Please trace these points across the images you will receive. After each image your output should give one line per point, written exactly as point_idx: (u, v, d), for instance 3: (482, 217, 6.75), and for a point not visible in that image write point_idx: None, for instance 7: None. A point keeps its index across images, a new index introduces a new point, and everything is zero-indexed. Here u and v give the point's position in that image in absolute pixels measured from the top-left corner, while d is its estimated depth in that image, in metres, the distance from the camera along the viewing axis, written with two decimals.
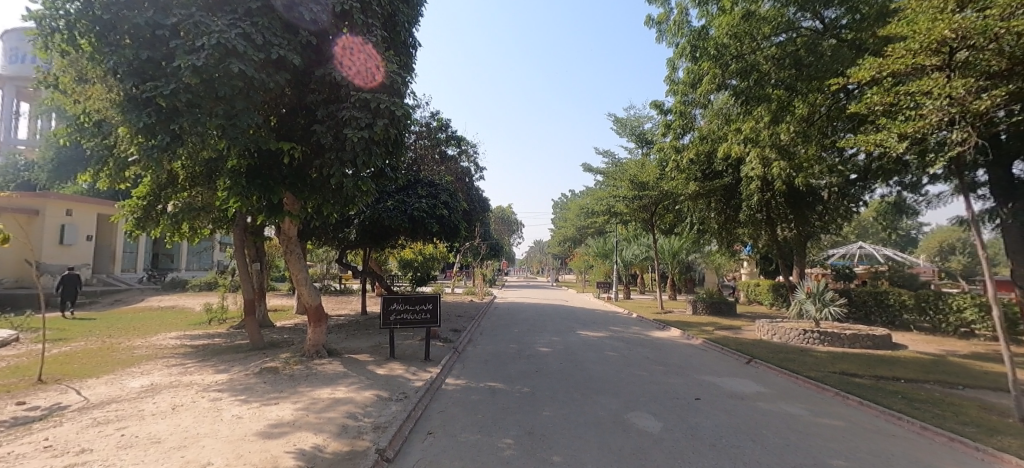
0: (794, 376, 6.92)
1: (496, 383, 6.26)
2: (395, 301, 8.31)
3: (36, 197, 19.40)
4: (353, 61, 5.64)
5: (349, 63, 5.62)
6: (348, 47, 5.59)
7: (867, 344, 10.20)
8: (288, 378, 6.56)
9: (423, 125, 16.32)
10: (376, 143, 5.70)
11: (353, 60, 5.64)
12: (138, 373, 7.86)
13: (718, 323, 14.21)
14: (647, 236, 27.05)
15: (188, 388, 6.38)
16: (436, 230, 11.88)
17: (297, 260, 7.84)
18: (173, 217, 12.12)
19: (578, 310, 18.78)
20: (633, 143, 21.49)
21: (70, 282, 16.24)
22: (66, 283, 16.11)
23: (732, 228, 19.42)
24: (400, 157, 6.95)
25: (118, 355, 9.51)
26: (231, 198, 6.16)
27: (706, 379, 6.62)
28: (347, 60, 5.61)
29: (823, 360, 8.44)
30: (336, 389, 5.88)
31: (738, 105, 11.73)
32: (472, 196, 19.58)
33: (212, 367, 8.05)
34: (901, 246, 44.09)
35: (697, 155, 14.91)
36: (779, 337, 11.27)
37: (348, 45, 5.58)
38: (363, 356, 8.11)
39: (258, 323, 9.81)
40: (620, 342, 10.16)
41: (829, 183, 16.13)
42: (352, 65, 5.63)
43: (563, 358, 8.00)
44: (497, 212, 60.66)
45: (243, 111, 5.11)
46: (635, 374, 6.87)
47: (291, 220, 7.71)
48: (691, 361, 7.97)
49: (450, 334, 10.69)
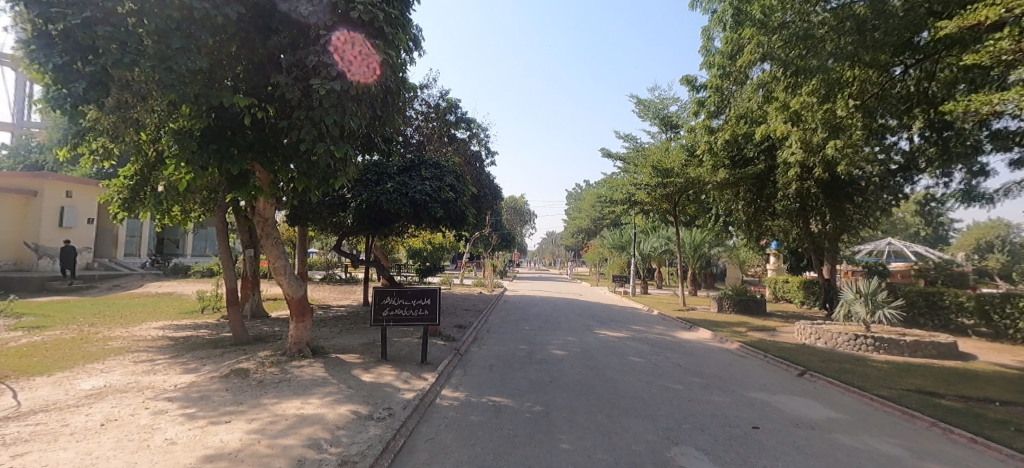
0: (864, 396, 5.72)
1: (500, 398, 5.15)
2: (389, 294, 7.25)
3: (35, 178, 18.76)
4: (352, 55, 4.45)
5: (350, 59, 4.44)
6: (344, 41, 4.40)
7: (930, 353, 8.88)
8: (255, 385, 5.51)
9: (430, 104, 15.29)
10: (350, 95, 4.61)
11: (352, 53, 4.46)
12: (98, 370, 6.91)
13: (749, 324, 12.88)
14: (667, 228, 25.70)
15: (138, 394, 5.39)
16: (440, 216, 10.74)
17: (274, 246, 6.73)
18: (162, 200, 11.18)
19: (595, 306, 17.61)
20: (657, 127, 19.91)
21: (69, 256, 17.57)
22: (64, 257, 17.35)
23: (763, 219, 18.09)
24: (391, 125, 5.85)
25: (88, 347, 8.63)
26: (184, 169, 5.12)
27: (759, 398, 5.43)
28: (346, 54, 4.42)
29: (889, 373, 7.15)
30: (305, 403, 4.80)
31: (787, 76, 9.78)
32: (482, 182, 18.42)
33: (180, 366, 7.06)
34: (932, 243, 41.89)
35: (731, 137, 13.62)
36: (824, 341, 10.00)
37: (346, 41, 4.41)
38: (351, 357, 7.07)
39: (242, 316, 8.80)
40: (644, 344, 8.97)
41: (868, 172, 14.81)
42: (352, 62, 4.46)
43: (580, 365, 6.86)
44: (510, 202, 59.22)
45: (179, 52, 4.00)
46: (669, 388, 5.71)
47: (267, 201, 6.64)
48: (732, 371, 6.79)
49: (455, 332, 9.62)
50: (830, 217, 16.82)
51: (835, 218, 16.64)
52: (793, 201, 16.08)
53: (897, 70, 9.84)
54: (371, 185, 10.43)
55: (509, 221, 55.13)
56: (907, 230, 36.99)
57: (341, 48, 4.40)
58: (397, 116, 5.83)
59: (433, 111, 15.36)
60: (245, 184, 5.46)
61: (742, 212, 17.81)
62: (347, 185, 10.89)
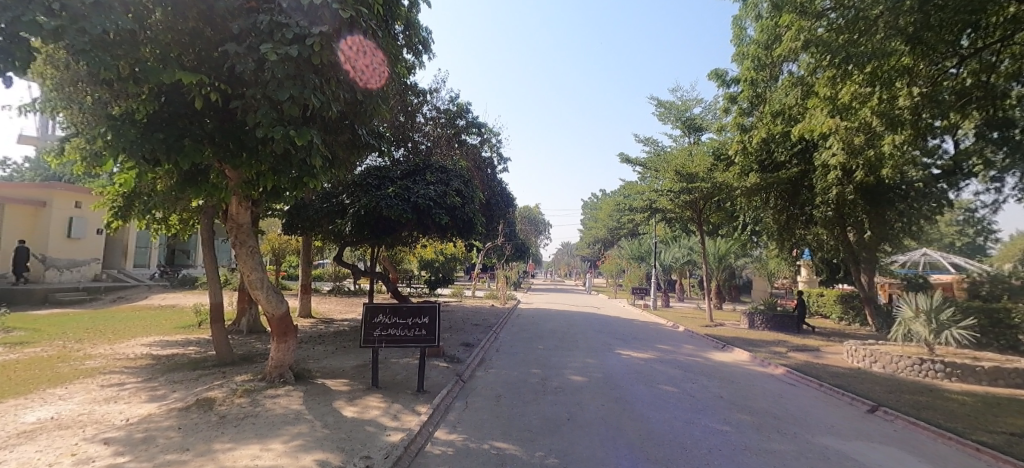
0: (970, 445, 4.54)
1: (506, 445, 4.14)
2: (381, 312, 6.35)
3: (43, 188, 18.53)
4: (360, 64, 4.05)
5: (358, 69, 4.07)
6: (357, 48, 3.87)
7: (1013, 382, 7.64)
8: (213, 422, 4.60)
9: (439, 108, 14.53)
10: (315, 68, 3.71)
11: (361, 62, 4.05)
12: (54, 398, 6.10)
13: (789, 343, 11.64)
14: (690, 237, 24.55)
15: (75, 433, 4.52)
16: (445, 223, 9.81)
17: (248, 256, 5.87)
18: (155, 209, 10.48)
19: (615, 321, 16.53)
20: (679, 130, 18.77)
21: (22, 258, 16.46)
22: (18, 257, 16.26)
23: (796, 227, 16.76)
24: (377, 116, 4.99)
25: (61, 367, 7.89)
26: (124, 162, 4.26)
27: (833, 449, 4.35)
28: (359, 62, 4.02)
29: (978, 410, 5.95)
30: (263, 451, 3.87)
31: (825, 68, 8.62)
32: (495, 190, 17.49)
33: (146, 392, 6.22)
34: (969, 254, 39.70)
35: (765, 138, 12.49)
36: (881, 366, 8.80)
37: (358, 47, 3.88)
38: (338, 384, 6.15)
39: (226, 333, 7.97)
40: (674, 368, 7.89)
41: (914, 176, 13.50)
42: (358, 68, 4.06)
43: (603, 396, 5.81)
44: (524, 211, 58.42)
45: (94, 10, 3.17)
46: (716, 432, 4.65)
47: (240, 203, 5.80)
48: (789, 407, 5.66)
49: (461, 352, 8.69)
50: (871, 227, 15.45)
51: (876, 227, 15.29)
52: (831, 208, 14.82)
53: (954, 62, 8.74)
54: (372, 190, 9.72)
55: (523, 230, 54.05)
56: (943, 240, 35.14)
57: (352, 57, 3.90)
58: (382, 104, 5.00)
59: (444, 116, 14.60)
60: (206, 184, 4.67)
61: (772, 220, 16.62)
62: (346, 190, 10.17)
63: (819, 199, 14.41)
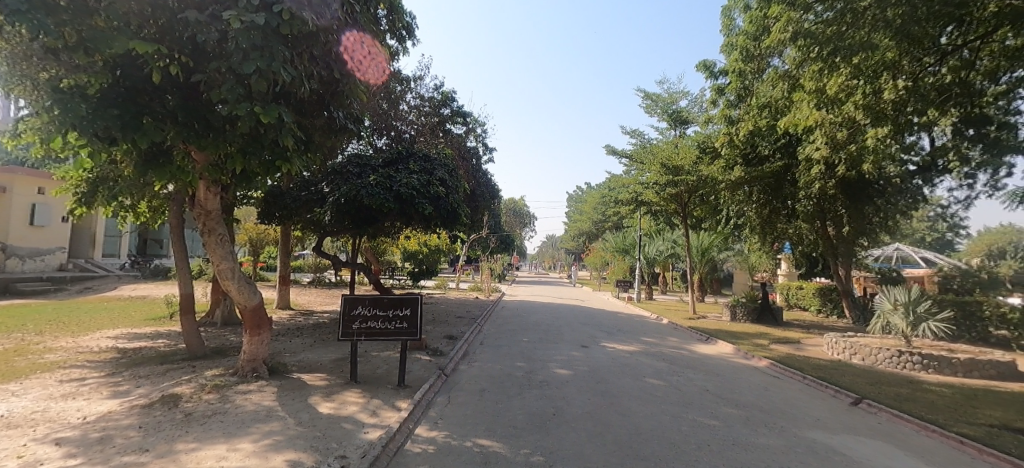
0: (955, 438, 4.54)
1: (490, 443, 3.96)
2: (361, 303, 6.10)
3: (4, 172, 17.67)
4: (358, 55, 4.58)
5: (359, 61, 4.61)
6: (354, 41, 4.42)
7: (988, 374, 7.78)
8: (178, 420, 4.32)
9: (423, 96, 14.18)
10: (285, 40, 3.42)
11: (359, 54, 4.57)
12: (7, 394, 5.72)
13: (771, 335, 11.74)
14: (673, 231, 24.69)
15: (24, 433, 4.19)
16: (429, 213, 9.54)
17: (219, 245, 5.55)
18: (122, 195, 9.97)
19: (600, 313, 16.52)
20: (666, 123, 18.74)
21: None
22: None
23: (777, 221, 16.92)
24: (355, 97, 4.72)
25: (19, 361, 7.45)
26: (76, 141, 3.90)
27: (822, 443, 4.29)
28: (357, 55, 4.53)
29: (957, 402, 6.01)
30: (230, 451, 3.63)
31: (812, 60, 8.59)
32: (480, 181, 17.19)
33: (108, 388, 5.87)
34: (938, 249, 40.95)
35: (751, 131, 12.49)
36: (861, 358, 8.91)
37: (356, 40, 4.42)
38: (314, 379, 5.89)
39: (196, 325, 7.61)
40: (659, 361, 7.82)
41: (893, 171, 13.71)
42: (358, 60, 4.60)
43: (589, 391, 5.67)
44: (509, 203, 58.11)
45: None
46: (705, 427, 4.55)
47: (209, 189, 5.47)
48: (776, 401, 5.60)
49: (444, 345, 8.49)
50: (851, 221, 15.66)
51: (854, 221, 15.53)
52: (813, 202, 15.00)
53: (937, 57, 8.77)
54: (353, 178, 9.41)
55: (508, 222, 53.87)
56: (916, 236, 36.08)
57: (353, 49, 4.43)
58: (362, 86, 4.77)
59: (428, 104, 14.27)
60: (169, 166, 4.31)
61: (755, 214, 16.75)
62: (326, 178, 9.86)
63: (802, 193, 14.54)
